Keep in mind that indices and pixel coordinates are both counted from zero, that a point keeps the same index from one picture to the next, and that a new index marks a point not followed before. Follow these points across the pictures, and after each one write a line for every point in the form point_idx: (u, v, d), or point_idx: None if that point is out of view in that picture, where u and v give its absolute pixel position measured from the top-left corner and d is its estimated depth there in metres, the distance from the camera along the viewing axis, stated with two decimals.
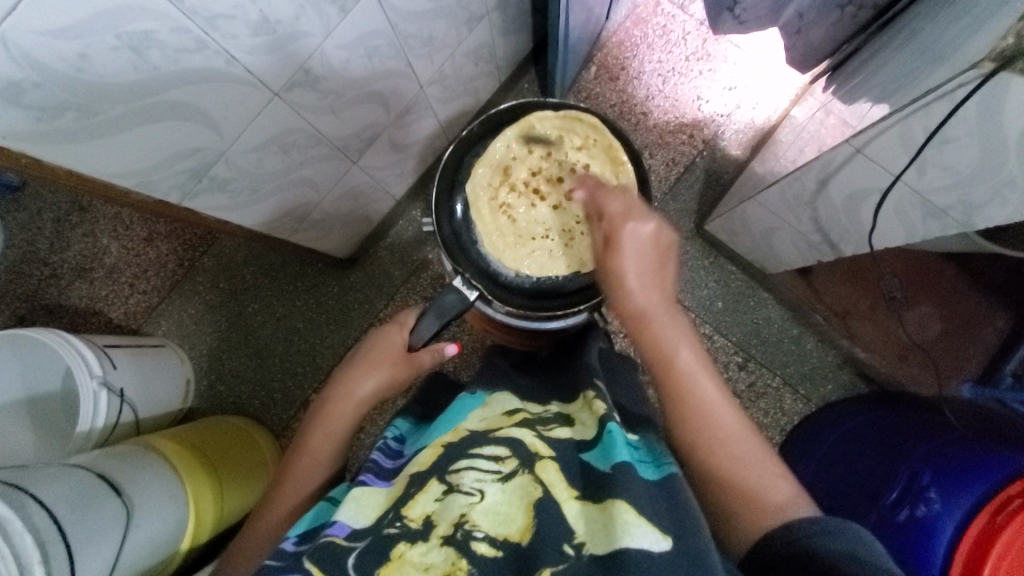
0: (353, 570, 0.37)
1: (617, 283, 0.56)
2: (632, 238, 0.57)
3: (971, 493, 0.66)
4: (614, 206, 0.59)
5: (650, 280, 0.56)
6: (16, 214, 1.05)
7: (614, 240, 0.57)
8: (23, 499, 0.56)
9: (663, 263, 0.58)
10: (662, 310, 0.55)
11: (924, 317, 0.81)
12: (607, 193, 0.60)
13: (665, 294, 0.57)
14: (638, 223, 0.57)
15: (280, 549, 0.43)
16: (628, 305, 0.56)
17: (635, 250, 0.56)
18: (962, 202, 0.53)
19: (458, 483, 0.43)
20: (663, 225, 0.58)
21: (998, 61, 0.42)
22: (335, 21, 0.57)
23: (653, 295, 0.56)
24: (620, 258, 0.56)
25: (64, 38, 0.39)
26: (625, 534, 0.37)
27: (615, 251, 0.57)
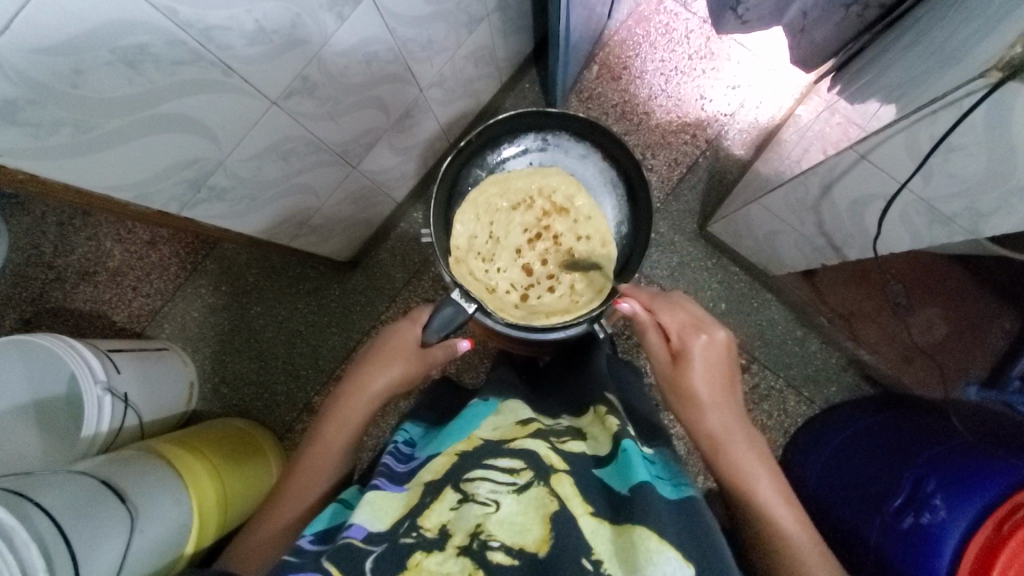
0: (370, 574, 0.36)
1: (691, 403, 0.62)
2: (704, 353, 0.63)
3: (976, 503, 0.65)
4: (677, 322, 0.65)
5: (718, 398, 0.62)
6: (20, 218, 1.05)
7: (684, 357, 0.63)
8: (28, 510, 0.56)
9: (728, 381, 0.64)
10: (735, 429, 0.60)
11: (930, 320, 0.81)
12: (673, 308, 0.66)
13: (734, 409, 0.62)
14: (708, 339, 0.64)
15: (299, 548, 0.42)
16: (701, 424, 0.61)
17: (704, 367, 0.63)
18: (969, 210, 0.52)
19: (473, 492, 0.41)
20: (730, 339, 0.65)
21: (1006, 70, 0.41)
22: (333, 28, 0.57)
23: (724, 411, 0.61)
24: (692, 372, 0.62)
25: (57, 55, 0.39)
26: (649, 564, 0.36)
27: (686, 367, 0.63)
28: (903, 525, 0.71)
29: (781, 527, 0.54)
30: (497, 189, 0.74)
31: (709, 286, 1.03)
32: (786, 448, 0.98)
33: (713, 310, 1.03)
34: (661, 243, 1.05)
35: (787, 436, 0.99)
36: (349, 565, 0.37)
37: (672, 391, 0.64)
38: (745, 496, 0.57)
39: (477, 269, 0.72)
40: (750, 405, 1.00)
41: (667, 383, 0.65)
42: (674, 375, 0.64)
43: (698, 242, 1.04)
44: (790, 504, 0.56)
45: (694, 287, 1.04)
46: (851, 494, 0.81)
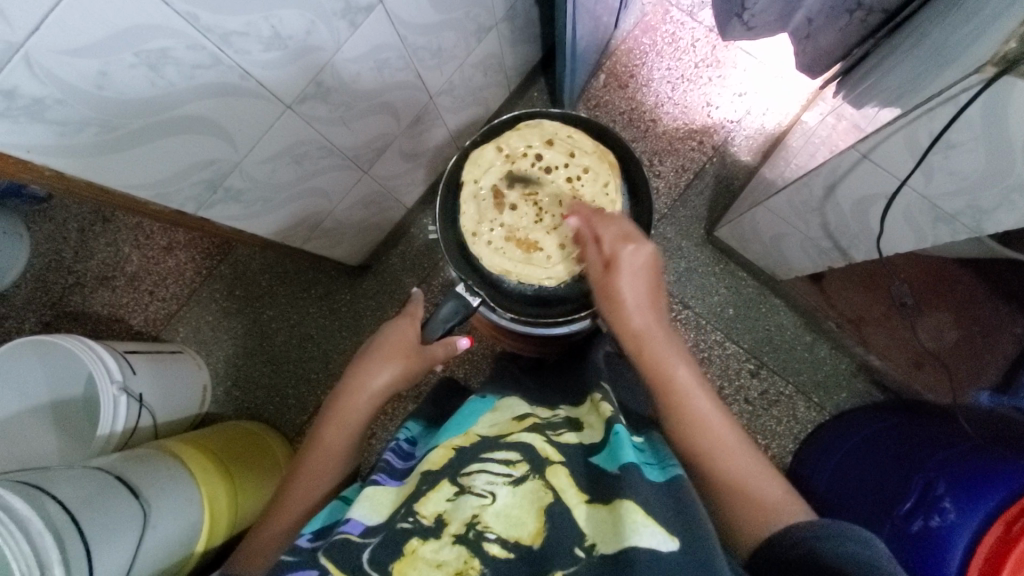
0: (368, 564, 0.37)
1: (616, 310, 0.59)
2: (630, 264, 0.60)
3: (985, 503, 0.65)
4: (610, 232, 0.62)
5: (643, 302, 0.59)
6: (42, 224, 1.09)
7: (614, 264, 0.60)
8: (45, 502, 0.58)
9: (655, 283, 0.61)
10: (659, 333, 0.58)
11: (939, 325, 0.80)
12: (601, 220, 0.63)
13: (660, 314, 0.60)
14: (633, 249, 0.60)
15: (297, 545, 0.43)
16: (628, 329, 0.58)
17: (633, 270, 0.59)
18: (970, 207, 0.52)
19: (470, 484, 0.42)
20: (654, 248, 0.61)
21: (1000, 65, 0.42)
22: (345, 35, 0.59)
23: (648, 316, 0.58)
24: (622, 279, 0.59)
25: (85, 57, 0.41)
26: (633, 534, 0.37)
27: (616, 273, 0.59)
28: (912, 529, 0.71)
29: (732, 456, 0.50)
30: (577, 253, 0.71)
31: (717, 291, 1.04)
32: (795, 454, 0.97)
33: (721, 315, 1.03)
34: (668, 248, 1.05)
35: (797, 442, 0.99)
36: (347, 558, 0.38)
37: (600, 299, 0.61)
38: (672, 406, 0.54)
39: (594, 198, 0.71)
40: (758, 410, 1.00)
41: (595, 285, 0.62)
42: (603, 279, 0.61)
43: (705, 247, 1.05)
44: (722, 416, 0.53)
45: (702, 293, 1.04)
46: (860, 499, 0.81)
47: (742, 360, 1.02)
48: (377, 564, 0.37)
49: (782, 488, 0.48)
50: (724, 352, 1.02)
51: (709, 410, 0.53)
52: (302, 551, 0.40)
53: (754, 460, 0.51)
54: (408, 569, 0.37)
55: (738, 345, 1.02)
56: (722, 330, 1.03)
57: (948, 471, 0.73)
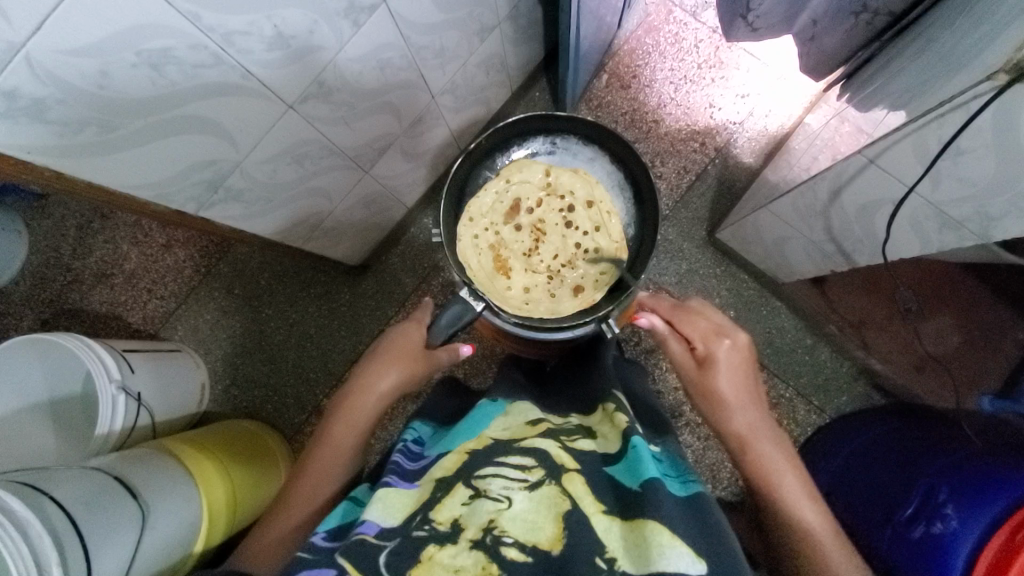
0: (385, 569, 0.37)
1: (719, 407, 0.65)
2: (726, 358, 0.66)
3: (987, 511, 0.65)
4: (698, 330, 0.68)
5: (745, 400, 0.65)
6: (40, 221, 1.08)
7: (710, 364, 0.66)
8: (43, 504, 0.57)
9: (751, 379, 0.67)
10: (762, 432, 0.63)
11: (942, 330, 0.80)
12: (693, 315, 0.69)
13: (764, 414, 0.65)
14: (727, 347, 0.66)
15: (312, 545, 0.42)
16: (729, 428, 0.64)
17: (728, 370, 0.66)
18: (978, 214, 0.52)
19: (485, 488, 0.42)
20: (747, 343, 0.67)
21: (1013, 72, 0.42)
22: (349, 34, 0.58)
23: (751, 415, 0.64)
24: (719, 379, 0.65)
25: (86, 57, 0.40)
26: (661, 557, 0.37)
27: (711, 372, 0.66)
28: (914, 535, 0.71)
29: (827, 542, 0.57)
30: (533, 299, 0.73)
31: (718, 294, 1.04)
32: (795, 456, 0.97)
33: None
34: (670, 250, 1.05)
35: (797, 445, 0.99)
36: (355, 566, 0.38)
37: (701, 396, 0.67)
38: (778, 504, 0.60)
39: (578, 273, 0.73)
40: None
41: (693, 383, 0.68)
42: (700, 378, 0.67)
43: (706, 249, 1.05)
44: (821, 512, 0.59)
45: (703, 295, 1.04)
46: (862, 504, 0.81)
47: None
48: (393, 568, 0.37)
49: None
50: None
51: (806, 505, 0.59)
52: (306, 561, 0.40)
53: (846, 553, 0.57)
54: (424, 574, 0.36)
55: None
56: None
57: (949, 477, 0.73)
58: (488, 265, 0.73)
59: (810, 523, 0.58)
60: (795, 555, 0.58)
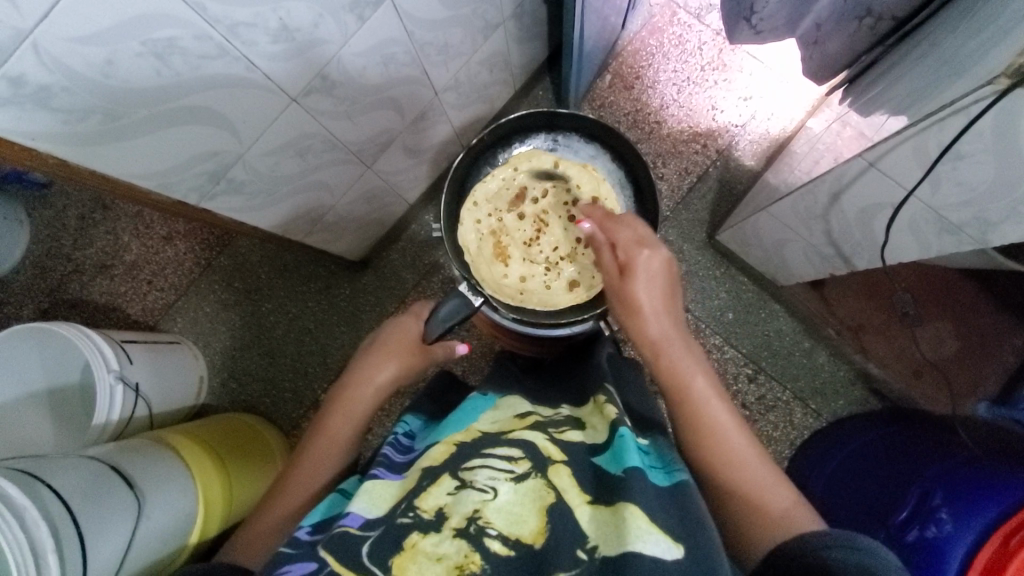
0: (366, 558, 0.37)
1: (633, 313, 0.59)
2: (646, 266, 0.59)
3: (983, 516, 0.65)
4: (625, 237, 0.61)
5: (661, 307, 0.58)
6: (41, 210, 1.08)
7: (629, 268, 0.59)
8: (39, 490, 0.57)
9: (672, 290, 0.60)
10: (676, 340, 0.58)
11: (936, 335, 0.85)
12: (616, 224, 0.63)
13: (677, 321, 0.59)
14: (650, 254, 0.59)
15: (296, 539, 0.42)
16: (644, 334, 0.58)
17: (648, 276, 0.59)
18: (977, 218, 0.52)
19: (471, 479, 0.41)
20: (670, 253, 0.60)
21: (1014, 77, 0.42)
22: (353, 29, 0.58)
23: (666, 324, 0.58)
24: (637, 287, 0.58)
25: (91, 45, 0.40)
26: (637, 540, 0.37)
27: (629, 279, 0.59)
28: (908, 538, 0.71)
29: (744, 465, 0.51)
30: (527, 290, 0.73)
31: (717, 295, 1.04)
32: (791, 459, 0.98)
33: (721, 319, 1.03)
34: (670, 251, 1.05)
35: (793, 448, 0.99)
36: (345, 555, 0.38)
37: (618, 305, 0.61)
38: (689, 414, 0.54)
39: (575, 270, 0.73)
40: (756, 415, 1.00)
41: (612, 292, 0.62)
42: (618, 285, 0.60)
43: (706, 250, 1.05)
44: (739, 424, 0.53)
45: (702, 296, 1.04)
46: (856, 507, 0.81)
47: (740, 365, 1.02)
48: (376, 557, 0.37)
49: (795, 499, 0.49)
50: (723, 356, 1.02)
51: (725, 418, 0.53)
52: (297, 551, 0.40)
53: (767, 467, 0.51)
54: (407, 564, 0.36)
55: (737, 350, 1.02)
56: (721, 334, 1.03)
57: (945, 481, 0.73)
58: (487, 250, 0.73)
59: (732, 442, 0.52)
60: (706, 473, 0.52)
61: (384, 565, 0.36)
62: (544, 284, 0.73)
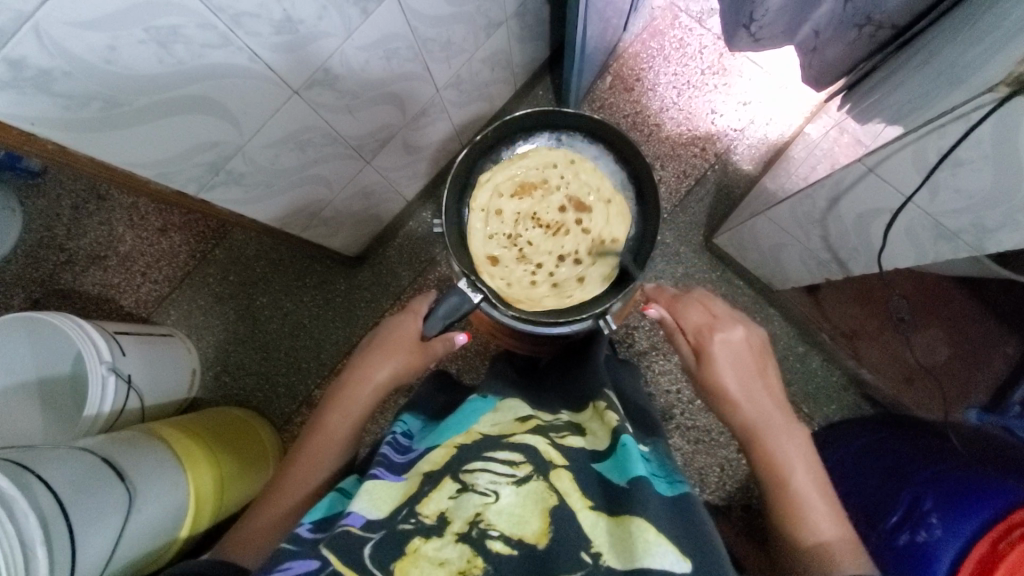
0: (369, 560, 0.36)
1: (721, 395, 0.59)
2: (723, 344, 0.60)
3: (973, 521, 0.66)
4: (693, 317, 0.63)
5: (754, 384, 0.59)
6: (34, 199, 1.07)
7: (704, 351, 0.61)
8: (29, 481, 0.57)
9: (762, 369, 0.60)
10: (773, 420, 0.57)
11: (932, 342, 0.83)
12: (686, 307, 0.64)
13: (777, 403, 0.59)
14: (727, 332, 0.61)
15: (297, 536, 0.42)
16: (736, 416, 0.58)
17: (728, 359, 0.60)
18: (974, 225, 0.53)
19: (472, 482, 0.42)
20: (753, 330, 0.62)
21: (1013, 85, 0.42)
22: (356, 23, 0.58)
23: (760, 402, 0.58)
24: (715, 367, 0.60)
25: (94, 30, 0.40)
26: (647, 555, 0.37)
27: (708, 361, 0.60)
28: (898, 543, 0.71)
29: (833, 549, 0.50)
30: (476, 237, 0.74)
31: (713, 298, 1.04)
32: None
33: None
34: (666, 252, 1.06)
35: None
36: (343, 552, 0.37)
37: (705, 391, 0.62)
38: (782, 499, 0.53)
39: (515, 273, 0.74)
40: None
41: (693, 375, 0.63)
42: (698, 369, 0.62)
43: (703, 254, 1.05)
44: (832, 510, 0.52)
45: None
46: (847, 512, 0.81)
47: None
48: (378, 560, 0.36)
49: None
50: None
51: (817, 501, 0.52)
52: (295, 551, 0.39)
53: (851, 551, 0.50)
54: (410, 567, 0.36)
55: None
56: None
57: (935, 487, 0.74)
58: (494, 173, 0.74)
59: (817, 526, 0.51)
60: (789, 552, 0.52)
61: (386, 570, 0.36)
62: (489, 245, 0.74)
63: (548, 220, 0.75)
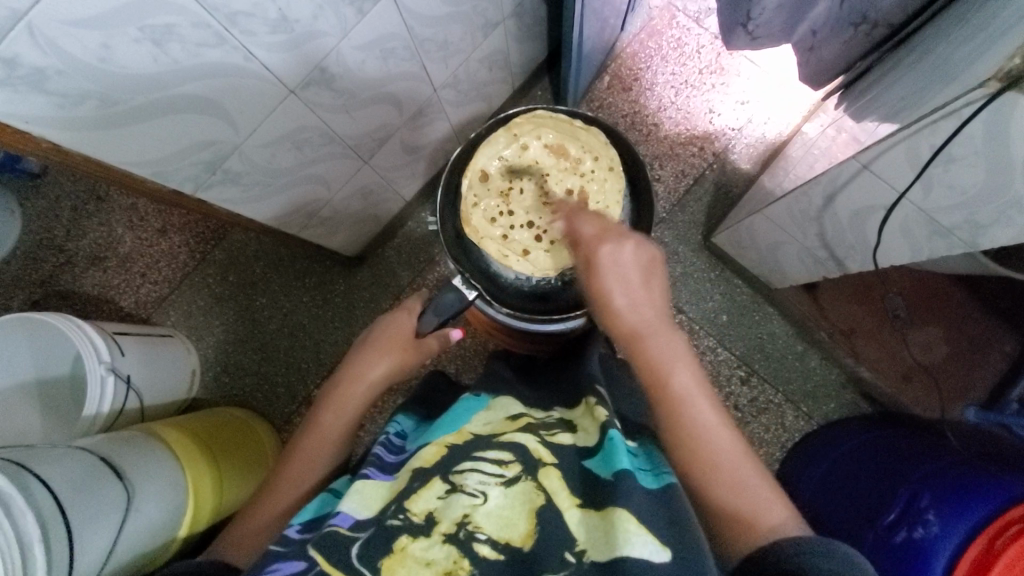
0: (356, 559, 0.37)
1: (604, 303, 0.56)
2: (610, 258, 0.56)
3: (970, 518, 0.65)
4: (589, 229, 0.60)
5: (641, 293, 0.55)
6: (35, 200, 1.07)
7: (592, 264, 0.57)
8: (27, 480, 0.57)
9: (648, 280, 0.56)
10: (657, 326, 0.54)
11: (929, 339, 0.81)
12: (583, 219, 0.61)
13: (659, 310, 0.55)
14: (615, 245, 0.56)
15: (285, 536, 0.42)
16: (621, 325, 0.55)
17: (616, 272, 0.55)
18: (967, 222, 0.53)
19: (462, 483, 0.42)
20: (642, 244, 0.57)
21: (1004, 81, 0.42)
22: (352, 22, 0.59)
23: (644, 310, 0.54)
24: (601, 272, 0.56)
25: (87, 29, 0.40)
26: (626, 543, 0.37)
27: (594, 271, 0.56)
28: (896, 540, 0.71)
29: (725, 462, 0.47)
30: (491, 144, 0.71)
31: (711, 298, 1.04)
32: (781, 462, 0.98)
33: (715, 321, 1.03)
34: (665, 252, 1.06)
35: (784, 451, 0.99)
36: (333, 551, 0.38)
37: (591, 298, 0.58)
38: (670, 406, 0.50)
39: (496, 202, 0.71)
40: (747, 417, 1.00)
41: (582, 289, 0.59)
42: (584, 280, 0.58)
43: (701, 253, 1.05)
44: (723, 419, 0.50)
45: (697, 298, 1.04)
46: (845, 509, 0.82)
47: (733, 367, 1.02)
48: (365, 558, 0.37)
49: (778, 501, 0.46)
50: (717, 358, 1.02)
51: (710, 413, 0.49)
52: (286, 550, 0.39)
53: (745, 462, 0.48)
54: (398, 566, 0.36)
55: (730, 352, 1.02)
56: (715, 336, 1.03)
57: (931, 485, 0.74)
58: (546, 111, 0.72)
59: (710, 438, 0.48)
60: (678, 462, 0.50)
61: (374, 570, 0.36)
62: (495, 160, 0.71)
63: (551, 192, 0.70)
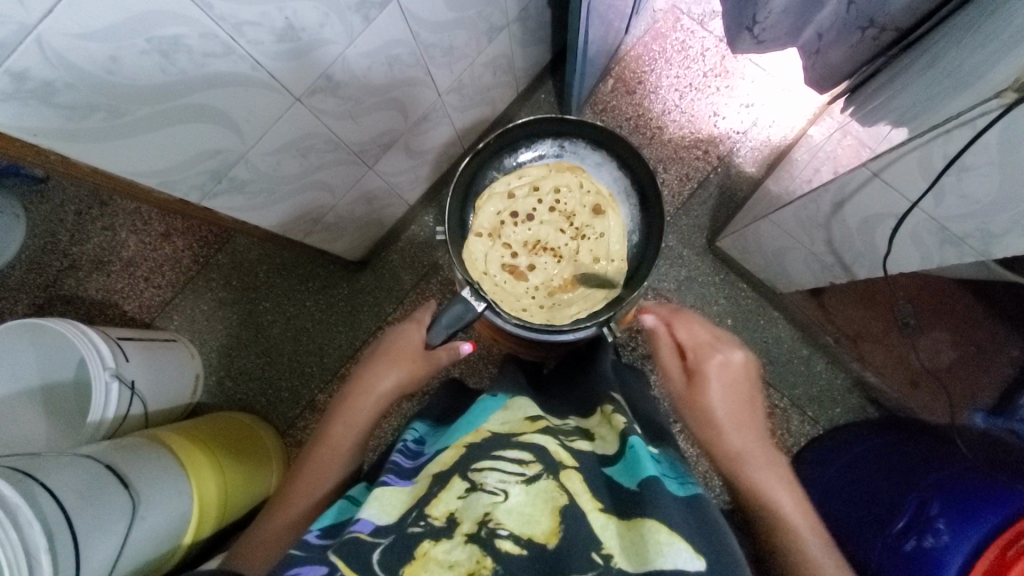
0: (377, 566, 0.36)
1: (707, 420, 0.62)
2: (718, 372, 0.65)
3: (980, 527, 0.66)
4: (693, 341, 0.68)
5: (741, 408, 0.63)
6: (39, 205, 1.07)
7: (698, 374, 0.65)
8: (34, 489, 0.56)
9: (749, 397, 0.64)
10: (758, 451, 0.59)
11: (936, 344, 0.81)
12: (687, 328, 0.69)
13: (758, 434, 0.62)
14: (722, 358, 0.66)
15: (306, 541, 0.41)
16: (722, 445, 0.60)
17: (725, 380, 0.64)
18: (981, 230, 0.52)
19: (481, 482, 0.41)
20: (749, 359, 0.67)
21: (1019, 91, 0.42)
22: (358, 30, 0.58)
23: (745, 435, 0.61)
24: (709, 390, 0.63)
25: (98, 41, 0.40)
26: (660, 555, 0.36)
27: (701, 382, 0.64)
28: (905, 548, 0.73)
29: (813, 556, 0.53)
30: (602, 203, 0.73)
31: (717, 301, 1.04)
32: None
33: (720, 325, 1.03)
34: (670, 256, 1.05)
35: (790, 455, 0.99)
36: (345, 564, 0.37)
37: (690, 413, 0.64)
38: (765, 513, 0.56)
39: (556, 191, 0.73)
40: None
41: (682, 397, 0.66)
42: (689, 389, 0.65)
43: (706, 257, 1.05)
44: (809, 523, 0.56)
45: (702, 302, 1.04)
46: (853, 516, 0.82)
47: None
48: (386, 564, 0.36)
49: None
50: None
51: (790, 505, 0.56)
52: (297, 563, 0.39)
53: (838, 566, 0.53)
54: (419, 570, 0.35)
55: None
56: None
57: (941, 492, 0.75)
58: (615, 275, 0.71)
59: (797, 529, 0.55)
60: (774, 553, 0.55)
61: (395, 572, 0.35)
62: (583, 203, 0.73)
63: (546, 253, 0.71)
